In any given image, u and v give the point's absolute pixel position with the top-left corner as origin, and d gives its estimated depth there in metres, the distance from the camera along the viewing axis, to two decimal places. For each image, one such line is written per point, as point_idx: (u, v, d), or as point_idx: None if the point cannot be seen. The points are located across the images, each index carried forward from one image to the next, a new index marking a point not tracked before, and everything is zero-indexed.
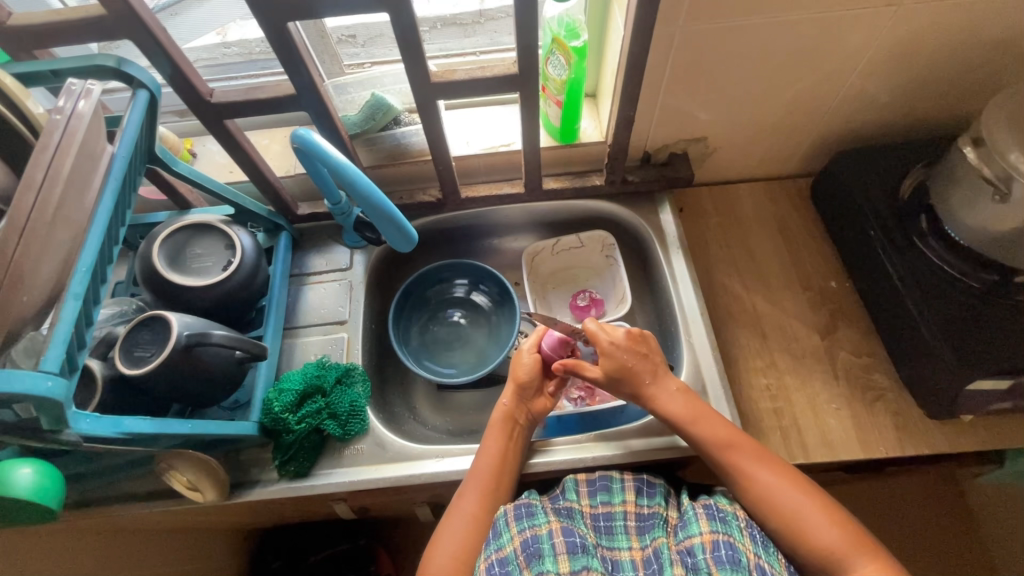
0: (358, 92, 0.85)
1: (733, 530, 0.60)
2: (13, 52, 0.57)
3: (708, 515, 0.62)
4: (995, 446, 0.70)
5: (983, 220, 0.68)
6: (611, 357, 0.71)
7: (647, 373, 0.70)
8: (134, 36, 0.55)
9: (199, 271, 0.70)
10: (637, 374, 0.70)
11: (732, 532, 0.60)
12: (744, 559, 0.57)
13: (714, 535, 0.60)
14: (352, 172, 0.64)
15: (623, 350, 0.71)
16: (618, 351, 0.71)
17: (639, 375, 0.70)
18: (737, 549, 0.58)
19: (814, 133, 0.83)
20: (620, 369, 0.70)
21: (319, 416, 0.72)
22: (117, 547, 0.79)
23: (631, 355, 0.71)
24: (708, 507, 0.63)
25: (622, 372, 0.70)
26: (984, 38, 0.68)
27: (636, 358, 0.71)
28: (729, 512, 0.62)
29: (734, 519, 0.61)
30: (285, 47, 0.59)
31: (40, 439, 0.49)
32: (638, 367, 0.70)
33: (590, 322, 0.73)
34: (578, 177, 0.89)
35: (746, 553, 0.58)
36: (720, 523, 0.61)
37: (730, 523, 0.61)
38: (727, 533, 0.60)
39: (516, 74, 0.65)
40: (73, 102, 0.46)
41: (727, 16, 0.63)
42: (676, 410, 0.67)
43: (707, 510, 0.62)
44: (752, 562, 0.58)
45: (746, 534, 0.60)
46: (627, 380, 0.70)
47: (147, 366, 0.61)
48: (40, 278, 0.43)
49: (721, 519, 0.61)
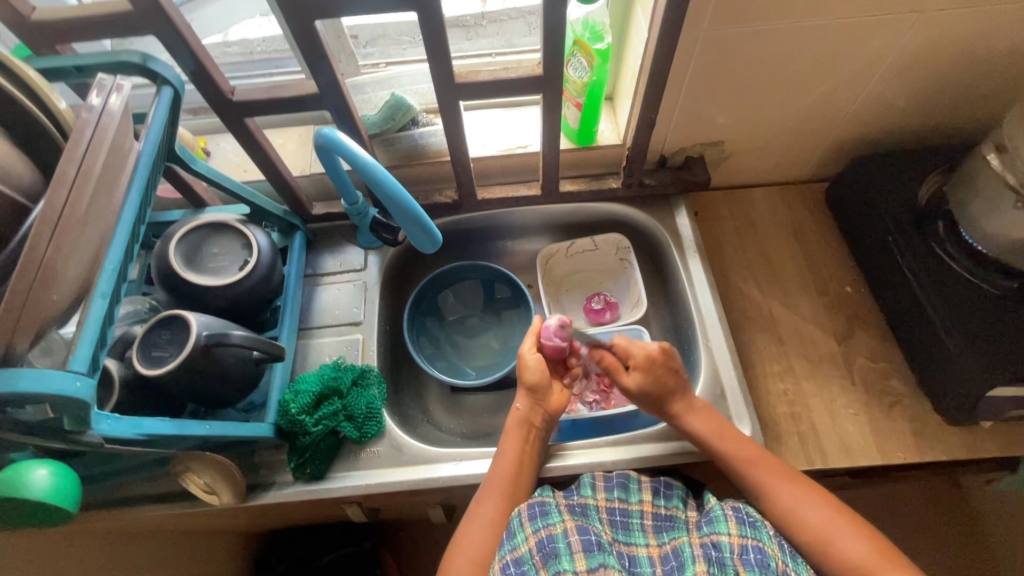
0: (375, 92, 0.85)
1: (761, 536, 0.59)
2: (34, 47, 0.56)
3: (738, 518, 0.61)
4: (1012, 453, 0.70)
5: (1003, 226, 0.68)
6: (646, 374, 0.70)
7: (678, 391, 0.70)
8: (160, 31, 0.55)
9: (216, 270, 0.69)
10: (667, 393, 0.70)
11: (761, 536, 0.60)
12: (773, 564, 0.57)
13: (743, 538, 0.59)
14: (377, 172, 0.63)
15: (659, 365, 0.70)
16: (654, 367, 0.70)
17: (668, 395, 0.70)
18: (766, 554, 0.58)
19: (831, 138, 0.83)
20: (653, 385, 0.70)
21: (336, 418, 0.71)
22: (127, 549, 0.78)
23: (665, 371, 0.70)
24: (737, 509, 0.62)
25: (655, 390, 0.70)
26: (1006, 46, 0.68)
27: (671, 375, 0.70)
28: (757, 517, 0.62)
29: (764, 526, 0.61)
30: (312, 46, 0.59)
31: (61, 440, 0.48)
32: (668, 386, 0.70)
33: (621, 339, 0.73)
34: (595, 179, 0.89)
35: (774, 557, 0.58)
36: (749, 527, 0.60)
37: (760, 528, 0.60)
38: (756, 538, 0.59)
39: (540, 76, 0.65)
40: (104, 97, 0.46)
41: (752, 21, 0.63)
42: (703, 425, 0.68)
43: (736, 513, 0.61)
44: (781, 569, 0.58)
45: (773, 539, 0.60)
46: (654, 399, 0.70)
47: (165, 366, 0.60)
48: (70, 276, 0.42)
49: (750, 523, 0.61)
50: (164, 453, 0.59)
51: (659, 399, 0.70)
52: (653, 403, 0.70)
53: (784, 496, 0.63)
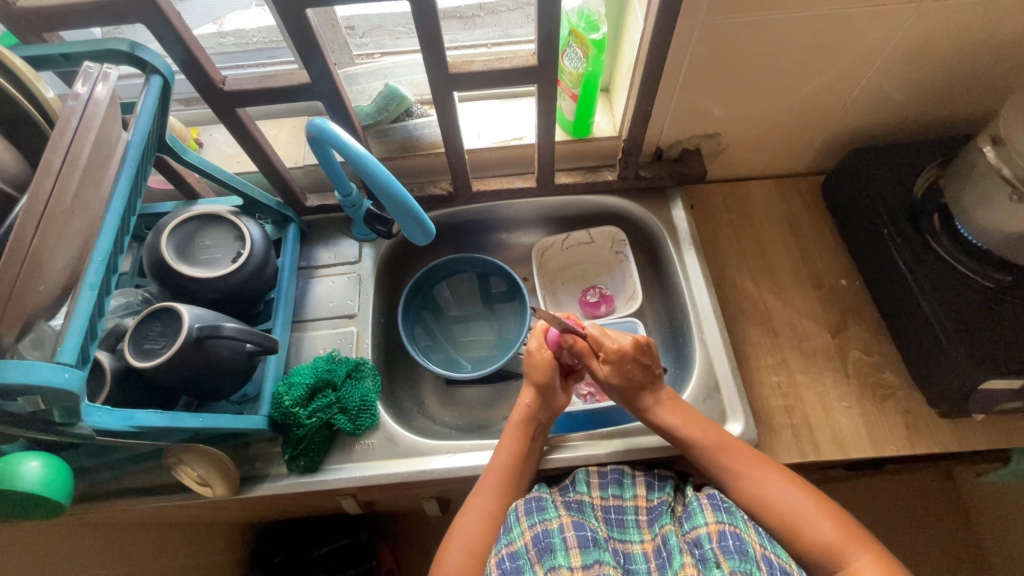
0: (369, 83, 0.84)
1: (738, 521, 0.60)
2: (21, 35, 0.56)
3: (712, 505, 0.62)
4: (1004, 446, 0.70)
5: (999, 219, 0.67)
6: (615, 367, 0.69)
7: (648, 386, 0.69)
8: (148, 20, 0.54)
9: (208, 262, 0.69)
10: (636, 385, 0.69)
11: (737, 523, 0.60)
12: (750, 551, 0.58)
13: (720, 525, 0.60)
14: (369, 163, 0.63)
15: (628, 359, 0.68)
16: (623, 361, 0.68)
17: (636, 390, 0.69)
18: (743, 540, 0.58)
19: (827, 130, 0.83)
20: (621, 379, 0.69)
21: (330, 410, 0.71)
22: (123, 540, 0.78)
23: (636, 367, 0.68)
24: (711, 496, 0.63)
25: (624, 380, 0.69)
26: (1003, 38, 0.68)
27: (641, 371, 0.69)
28: (732, 503, 0.62)
29: (738, 511, 0.62)
30: (302, 35, 0.58)
31: (51, 433, 0.48)
32: (637, 382, 0.69)
33: (594, 327, 0.71)
34: (590, 172, 0.88)
35: (751, 543, 0.59)
36: (725, 514, 0.61)
37: (735, 513, 0.61)
38: (732, 524, 0.60)
39: (535, 66, 0.64)
40: (90, 86, 0.45)
41: (748, 11, 0.62)
42: (670, 419, 0.67)
43: (711, 501, 0.62)
44: (758, 553, 0.58)
45: (750, 526, 0.61)
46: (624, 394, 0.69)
47: (158, 358, 0.60)
48: (56, 267, 0.42)
49: (725, 510, 0.61)
50: (154, 446, 0.59)
51: (631, 391, 0.69)
52: (623, 394, 0.69)
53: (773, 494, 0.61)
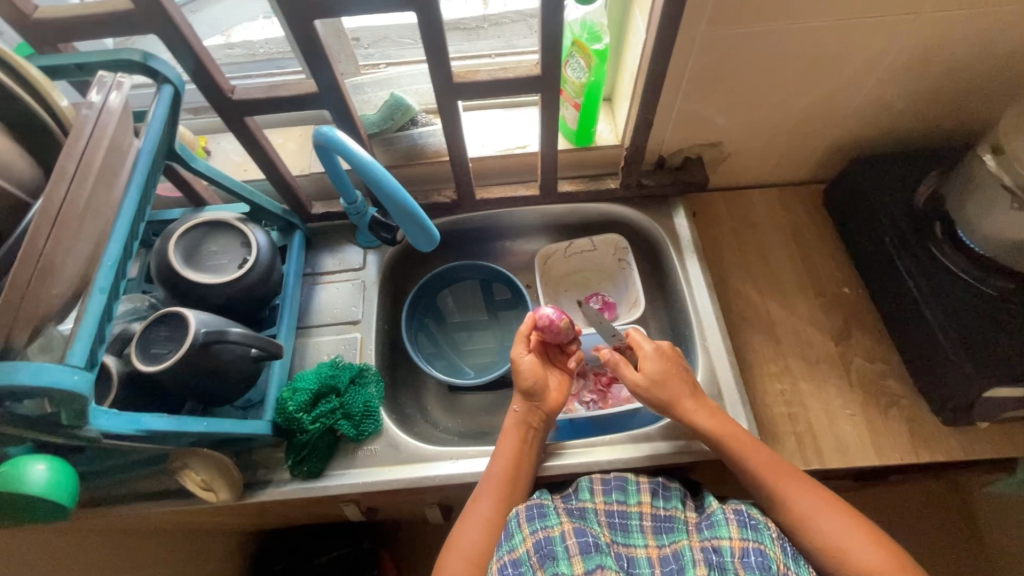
0: (375, 92, 0.85)
1: (763, 538, 0.59)
2: (37, 46, 0.57)
3: (739, 521, 0.61)
4: (1009, 454, 0.70)
5: (998, 227, 0.68)
6: (656, 364, 0.70)
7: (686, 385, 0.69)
8: (160, 30, 0.56)
9: (215, 269, 0.70)
10: (676, 385, 0.69)
11: (762, 539, 0.59)
12: (774, 566, 0.57)
13: (745, 541, 0.59)
14: (375, 170, 0.64)
15: (668, 358, 0.71)
16: (663, 359, 0.70)
17: (678, 387, 0.69)
18: (767, 557, 0.58)
19: (829, 139, 0.84)
20: (664, 375, 0.69)
21: (333, 416, 0.72)
22: (128, 546, 0.79)
23: (671, 366, 0.70)
24: (738, 512, 0.62)
25: (665, 381, 0.69)
26: (1000, 48, 0.69)
27: (676, 370, 0.70)
28: (760, 520, 0.61)
29: (765, 528, 0.61)
30: (310, 45, 0.59)
31: (60, 435, 0.49)
32: (677, 378, 0.69)
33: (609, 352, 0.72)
34: (593, 179, 0.89)
35: (776, 560, 0.58)
36: (752, 530, 0.60)
37: (761, 530, 0.60)
38: (757, 541, 0.59)
39: (538, 76, 0.65)
40: (104, 95, 0.47)
41: (749, 22, 0.63)
42: (707, 423, 0.67)
43: (738, 516, 0.61)
44: (781, 571, 0.58)
45: (777, 543, 0.60)
46: (666, 391, 0.69)
47: (164, 362, 0.60)
48: (69, 271, 0.43)
49: (752, 526, 0.60)
50: (160, 449, 0.60)
51: (670, 395, 0.68)
52: (662, 401, 0.68)
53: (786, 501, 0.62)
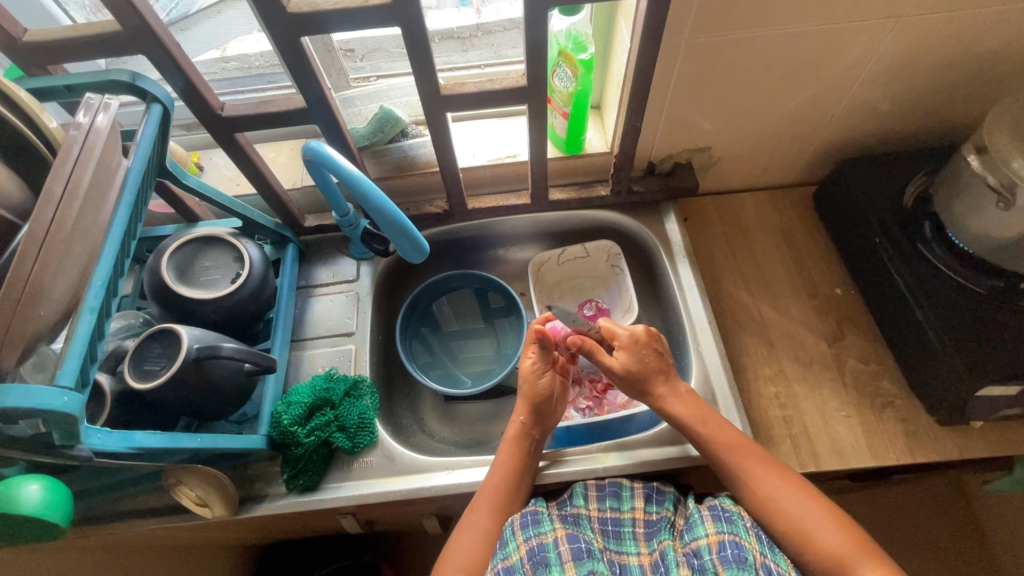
0: (365, 105, 0.86)
1: (739, 530, 0.59)
2: (26, 68, 0.57)
3: (713, 516, 0.61)
4: (1005, 453, 0.70)
5: (988, 226, 0.68)
6: (631, 352, 0.69)
7: (662, 373, 0.70)
8: (147, 50, 0.56)
9: (207, 284, 0.70)
10: (652, 371, 0.69)
11: (737, 531, 0.59)
12: (750, 558, 0.57)
13: (720, 535, 0.59)
14: (364, 184, 0.64)
15: (642, 345, 0.70)
16: (638, 346, 0.70)
17: (653, 374, 0.69)
18: (743, 548, 0.57)
19: (817, 142, 0.84)
20: (638, 364, 0.69)
21: (328, 429, 0.71)
22: (125, 563, 0.78)
23: (650, 352, 0.70)
24: (713, 508, 0.63)
25: (640, 367, 0.69)
26: (982, 49, 0.69)
27: (654, 356, 0.70)
28: (735, 512, 0.62)
29: (740, 519, 0.61)
30: (298, 60, 0.60)
31: (50, 455, 0.48)
32: (653, 366, 0.69)
33: (606, 320, 0.73)
34: (584, 187, 0.90)
35: (752, 551, 0.58)
36: (726, 523, 0.60)
37: (736, 522, 0.60)
38: (732, 533, 0.59)
39: (524, 87, 0.65)
40: (91, 115, 0.47)
41: (732, 28, 0.64)
42: (682, 411, 0.67)
43: (713, 512, 0.62)
44: (758, 561, 0.57)
45: (752, 534, 0.60)
46: (640, 379, 0.69)
47: (157, 379, 0.60)
48: (56, 292, 0.43)
49: (727, 519, 0.61)
50: (154, 466, 0.60)
51: (644, 379, 0.69)
52: (636, 384, 0.69)
53: (775, 506, 0.61)
